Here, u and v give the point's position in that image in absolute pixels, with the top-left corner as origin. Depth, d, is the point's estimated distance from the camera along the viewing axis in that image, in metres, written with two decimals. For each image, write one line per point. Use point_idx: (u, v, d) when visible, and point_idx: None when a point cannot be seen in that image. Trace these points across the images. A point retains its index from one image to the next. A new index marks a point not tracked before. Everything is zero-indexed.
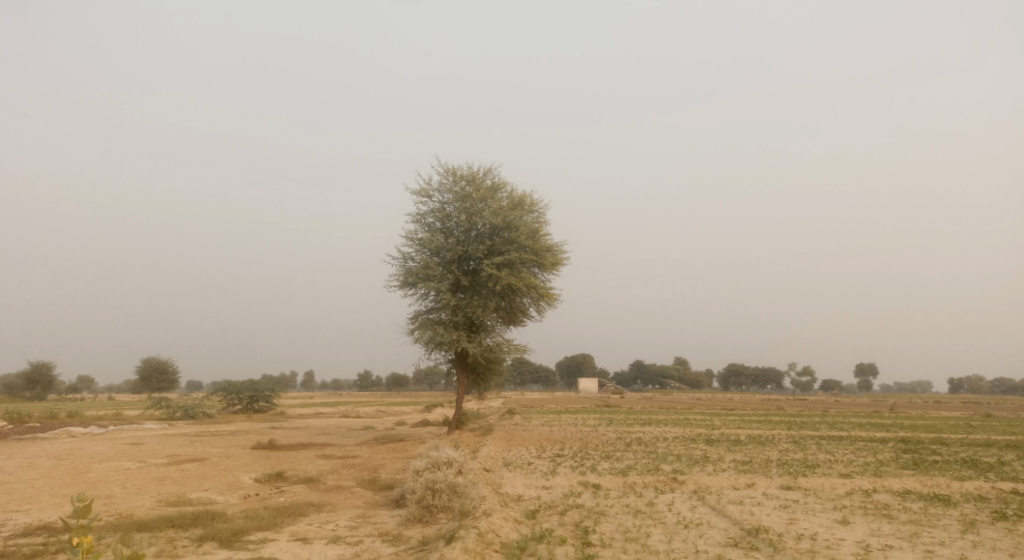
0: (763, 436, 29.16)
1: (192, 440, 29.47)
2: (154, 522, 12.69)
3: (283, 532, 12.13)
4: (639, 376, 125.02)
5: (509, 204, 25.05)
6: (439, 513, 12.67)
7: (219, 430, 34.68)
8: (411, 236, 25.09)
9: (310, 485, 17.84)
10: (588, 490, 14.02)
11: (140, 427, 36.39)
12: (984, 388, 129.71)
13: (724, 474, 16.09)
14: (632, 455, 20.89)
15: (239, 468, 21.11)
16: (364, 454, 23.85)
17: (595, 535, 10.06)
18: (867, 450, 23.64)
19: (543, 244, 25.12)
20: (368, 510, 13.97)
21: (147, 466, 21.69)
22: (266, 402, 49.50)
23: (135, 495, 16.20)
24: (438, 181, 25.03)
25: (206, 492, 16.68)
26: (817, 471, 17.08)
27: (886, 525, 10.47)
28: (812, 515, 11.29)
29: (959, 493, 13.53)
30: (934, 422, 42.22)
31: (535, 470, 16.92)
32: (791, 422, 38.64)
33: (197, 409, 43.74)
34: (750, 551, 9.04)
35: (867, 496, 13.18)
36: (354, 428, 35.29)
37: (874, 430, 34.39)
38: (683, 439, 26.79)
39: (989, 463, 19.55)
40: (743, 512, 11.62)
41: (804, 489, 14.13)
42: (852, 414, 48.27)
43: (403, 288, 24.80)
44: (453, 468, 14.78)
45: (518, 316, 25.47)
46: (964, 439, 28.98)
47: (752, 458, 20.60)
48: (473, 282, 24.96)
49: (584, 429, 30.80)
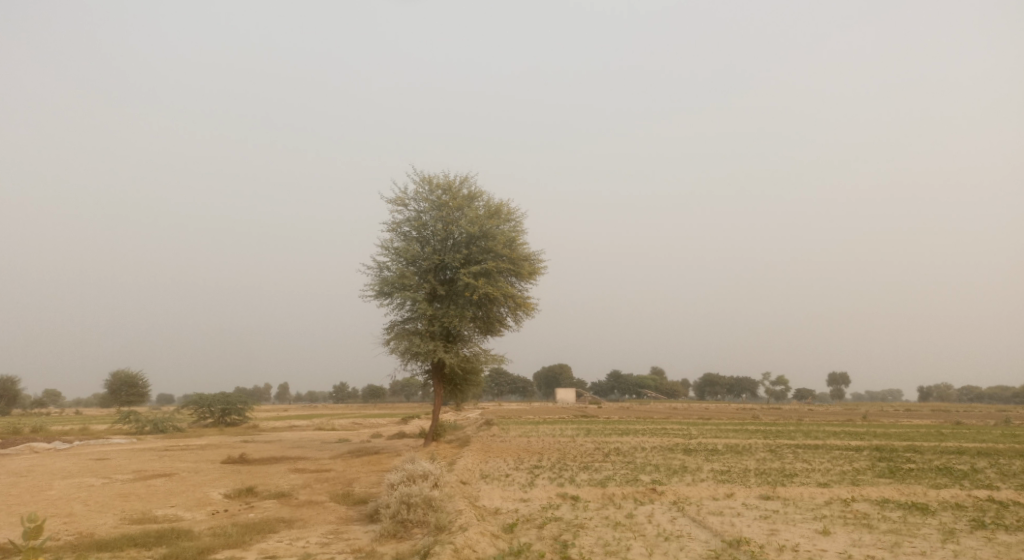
0: (740, 445, 29.25)
1: (160, 455, 28.65)
2: (115, 541, 12.16)
3: (251, 550, 11.68)
4: (616, 386, 125.29)
5: (486, 212, 24.87)
6: (414, 528, 12.34)
7: (189, 445, 33.82)
8: (387, 244, 24.77)
9: (281, 501, 17.35)
10: (567, 503, 13.78)
11: (107, 443, 35.35)
12: (953, 396, 132.28)
13: (703, 484, 15.97)
14: (611, 466, 20.73)
15: (208, 484, 20.50)
16: (338, 468, 23.35)
17: (574, 549, 9.80)
18: (844, 459, 23.75)
19: (520, 252, 24.95)
20: (341, 526, 13.58)
21: (111, 482, 20.97)
22: (239, 416, 48.44)
23: (97, 513, 15.58)
24: (414, 190, 24.77)
25: (173, 509, 16.11)
26: (796, 480, 17.06)
27: (867, 535, 10.36)
28: (793, 526, 11.17)
29: (936, 502, 13.56)
30: (906, 430, 42.80)
31: (512, 483, 16.65)
32: (767, 431, 38.85)
33: (167, 422, 42.70)
34: None
35: (846, 505, 13.13)
36: (328, 441, 34.67)
37: (849, 438, 34.74)
38: (661, 449, 26.71)
39: (963, 470, 19.73)
40: (724, 523, 11.47)
41: (783, 499, 14.05)
42: (827, 424, 48.73)
43: (378, 298, 24.44)
44: (429, 481, 14.46)
45: (495, 326, 25.22)
46: (936, 447, 29.36)
47: (731, 467, 20.55)
48: (450, 291, 24.69)
49: (562, 439, 30.59)
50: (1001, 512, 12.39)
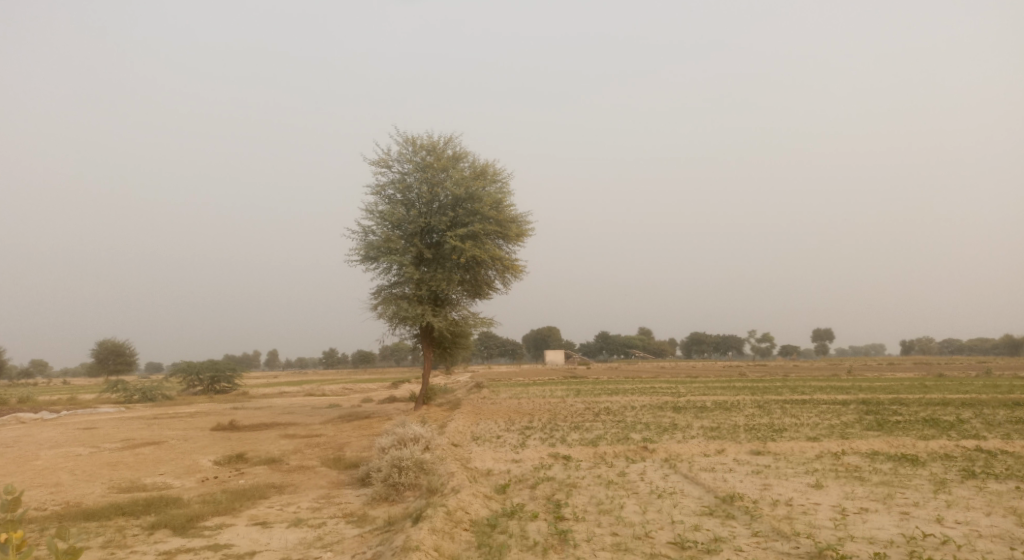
0: (728, 402, 29.52)
1: (149, 424, 28.42)
2: (103, 511, 11.96)
3: (241, 516, 11.52)
4: (604, 346, 126.26)
5: (472, 173, 24.39)
6: (406, 491, 12.25)
7: (178, 412, 33.61)
8: (371, 208, 24.28)
9: (271, 466, 17.23)
10: (559, 462, 13.75)
11: (94, 412, 35.09)
12: (933, 349, 134.77)
13: (694, 441, 16.01)
14: (601, 425, 20.81)
15: (197, 451, 20.33)
16: (328, 433, 23.27)
17: (568, 509, 9.72)
18: (831, 413, 23.98)
19: (507, 214, 24.58)
20: (332, 490, 13.49)
21: (99, 451, 20.75)
22: (228, 383, 48.17)
23: (85, 482, 15.38)
24: (397, 151, 24.18)
25: (162, 477, 15.94)
26: (785, 435, 17.13)
27: (860, 488, 10.39)
28: (786, 480, 11.16)
29: (925, 453, 13.66)
30: (890, 383, 43.59)
31: (504, 444, 16.64)
32: (754, 388, 39.28)
33: (156, 391, 42.42)
34: (727, 520, 8.77)
35: (836, 459, 13.18)
36: (319, 406, 34.53)
37: (834, 392, 35.18)
38: (651, 408, 26.89)
39: (949, 421, 19.98)
40: (716, 480, 11.46)
41: (774, 454, 14.09)
42: (812, 378, 49.42)
43: (365, 263, 24.05)
44: (420, 444, 14.41)
45: (483, 289, 25.01)
46: (920, 399, 29.85)
47: (720, 424, 20.69)
48: (437, 255, 24.33)
49: (552, 400, 30.69)
50: (989, 461, 12.48)
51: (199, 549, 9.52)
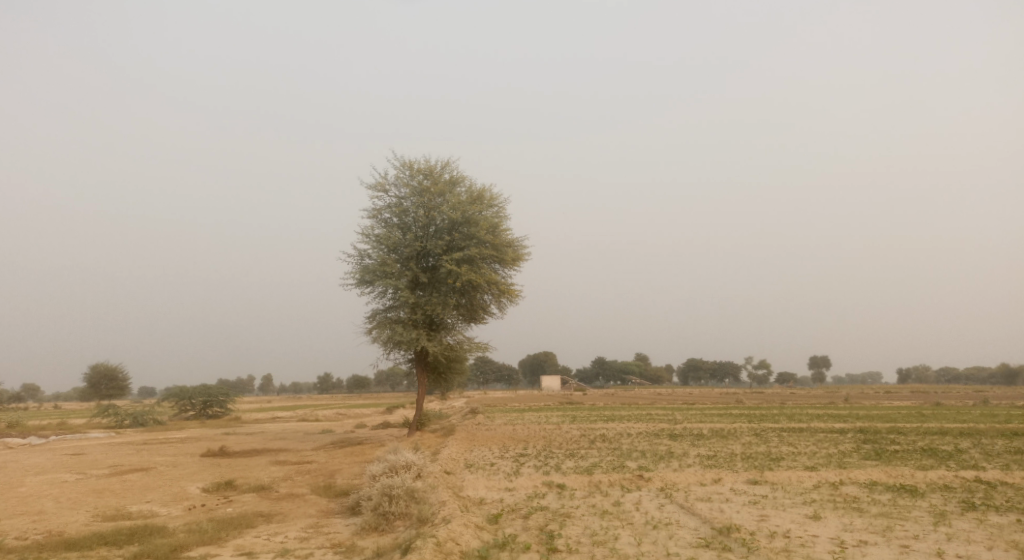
0: (725, 429, 29.26)
1: (138, 449, 27.99)
2: (85, 540, 11.68)
3: (227, 546, 11.25)
4: (600, 372, 125.63)
5: (469, 198, 24.42)
6: (397, 520, 12.00)
7: (169, 438, 33.13)
8: (367, 232, 24.25)
9: (261, 494, 16.91)
10: (552, 491, 13.51)
11: (84, 437, 34.59)
12: (930, 377, 134.41)
13: (690, 470, 15.79)
14: (597, 452, 20.56)
15: (186, 478, 20.00)
16: (320, 459, 22.93)
17: (561, 540, 9.50)
18: (828, 441, 23.73)
19: (503, 239, 24.56)
20: (322, 519, 13.22)
21: (86, 478, 20.38)
22: (221, 408, 47.62)
23: (69, 510, 15.06)
24: (394, 175, 24.23)
25: (148, 504, 15.64)
26: (783, 464, 16.91)
27: (858, 519, 10.20)
28: (783, 511, 10.96)
29: (924, 483, 13.47)
30: (888, 412, 43.33)
31: (497, 471, 16.40)
32: (751, 415, 38.98)
33: (147, 416, 41.94)
34: (723, 552, 8.58)
35: (835, 489, 12.98)
36: (311, 432, 34.13)
37: (832, 420, 34.90)
38: (647, 435, 26.63)
39: (947, 451, 19.78)
40: (713, 510, 11.25)
41: (772, 483, 13.88)
42: (809, 406, 49.11)
43: (360, 287, 23.95)
44: (412, 472, 14.17)
45: (479, 314, 24.88)
46: (918, 428, 29.64)
47: (717, 452, 20.46)
48: (433, 279, 24.25)
49: (548, 427, 30.38)
50: (989, 492, 12.31)
51: None
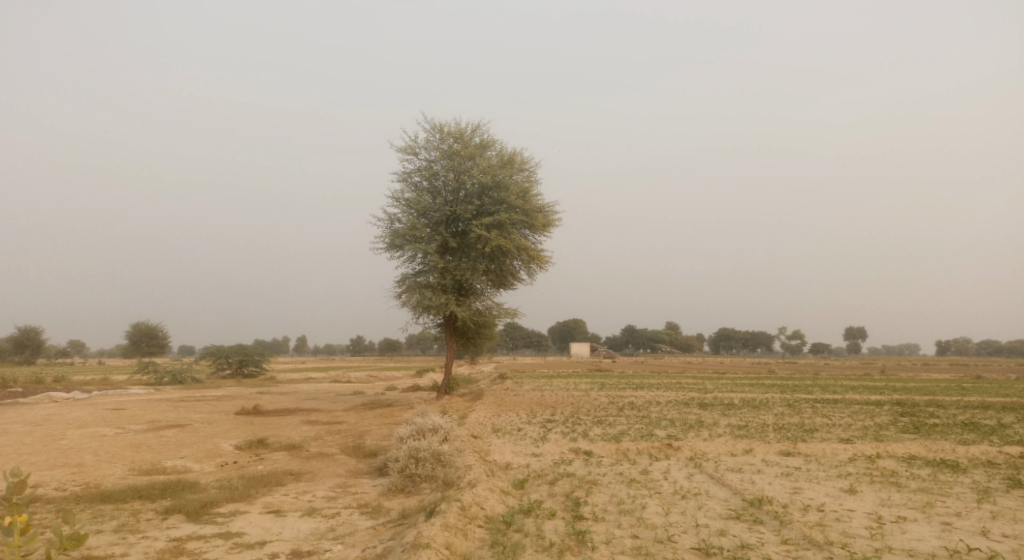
0: (757, 399, 28.86)
1: (176, 406, 28.69)
2: (120, 493, 11.92)
3: (256, 503, 11.38)
4: (631, 340, 125.27)
5: (499, 161, 24.01)
6: (423, 483, 12.01)
7: (205, 395, 33.99)
8: (397, 195, 24.06)
9: (291, 452, 17.15)
10: (580, 458, 13.37)
11: (125, 393, 35.68)
12: (970, 349, 130.83)
13: (721, 440, 15.50)
14: (625, 420, 20.39)
15: (219, 435, 20.42)
16: (350, 420, 23.19)
17: (587, 508, 9.34)
18: (864, 413, 23.13)
19: (534, 204, 24.17)
20: (349, 479, 13.32)
21: (124, 432, 20.95)
22: (256, 367, 48.67)
23: (107, 463, 15.45)
24: (424, 138, 23.90)
25: (182, 460, 15.97)
26: (816, 436, 16.50)
27: (897, 494, 9.83)
28: (818, 484, 10.63)
29: (966, 459, 12.97)
30: (926, 384, 42.37)
31: (525, 437, 16.33)
32: (783, 385, 38.41)
33: (186, 373, 43.07)
34: (754, 524, 8.31)
35: (872, 463, 12.59)
36: (343, 393, 34.68)
37: (867, 392, 34.14)
38: (676, 403, 26.37)
39: (990, 426, 19.11)
40: (744, 481, 10.98)
41: (805, 455, 13.56)
42: (844, 377, 48.17)
43: (390, 251, 23.86)
44: (439, 435, 14.16)
45: (508, 280, 24.69)
46: (957, 401, 28.89)
47: (748, 422, 20.08)
48: (462, 244, 24.04)
49: (576, 393, 30.32)
50: None
51: (210, 537, 9.34)
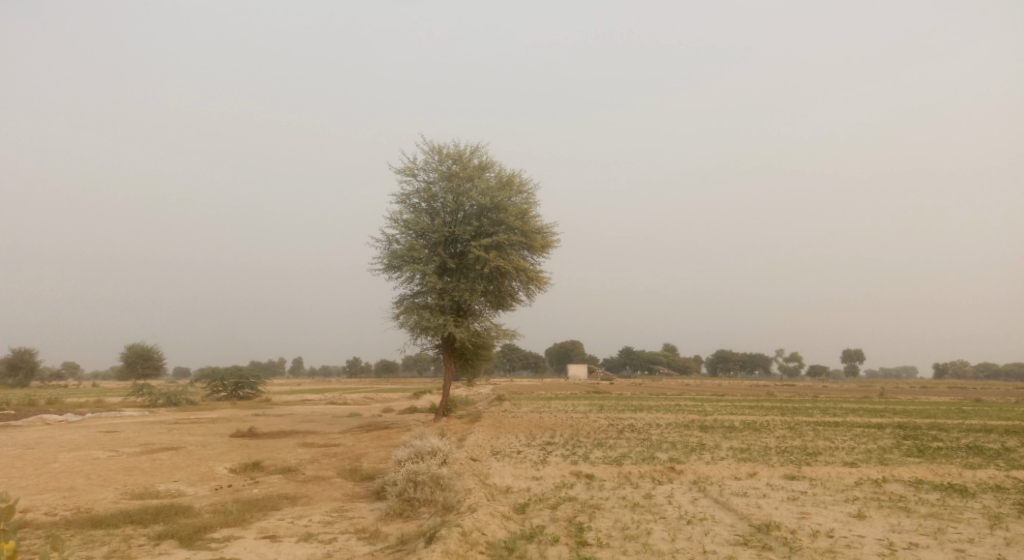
0: (757, 422, 28.57)
1: (170, 429, 28.33)
2: (111, 518, 11.65)
3: (251, 528, 11.11)
4: (628, 362, 124.81)
5: (498, 182, 24.01)
6: (421, 507, 11.75)
7: (200, 418, 33.57)
8: (396, 216, 24.02)
9: (287, 476, 16.85)
10: (581, 482, 13.14)
11: (119, 415, 35.27)
12: (968, 372, 130.65)
13: (724, 463, 15.28)
14: (626, 442, 20.14)
15: (214, 458, 20.12)
16: (346, 443, 22.87)
17: (591, 533, 9.12)
18: (866, 436, 22.90)
19: (533, 225, 24.12)
20: (346, 503, 13.05)
21: (117, 455, 20.61)
22: (252, 389, 48.27)
23: (99, 487, 15.15)
24: (423, 160, 23.92)
25: (175, 484, 15.68)
26: (821, 460, 16.26)
27: (907, 520, 9.62)
28: (825, 509, 10.43)
29: (974, 483, 12.76)
30: (927, 407, 42.14)
31: (525, 460, 16.09)
32: (783, 408, 38.14)
33: (181, 395, 42.65)
34: (763, 551, 8.11)
35: (878, 487, 12.39)
36: (340, 415, 34.34)
37: (867, 415, 33.88)
38: (676, 426, 26.11)
39: (995, 449, 18.90)
40: (750, 506, 10.77)
41: (810, 479, 13.34)
42: (843, 400, 47.96)
43: (388, 272, 23.75)
44: (438, 458, 13.93)
45: (507, 301, 24.56)
46: (960, 424, 28.62)
47: (750, 445, 19.87)
48: (461, 265, 23.94)
49: (575, 415, 30.04)
50: None
51: None
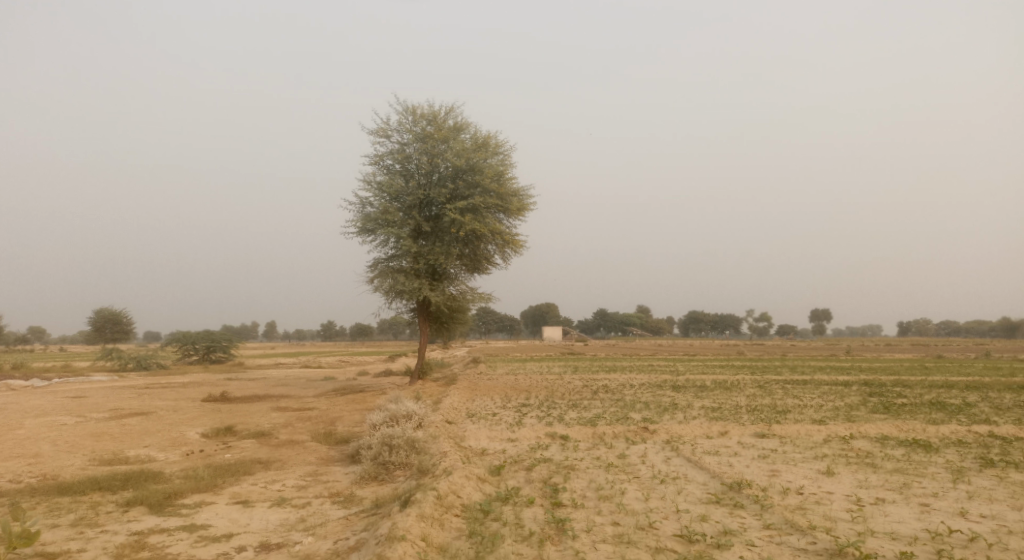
0: (728, 381, 29.10)
1: (140, 393, 27.88)
2: (79, 485, 11.42)
3: (223, 494, 10.97)
4: (602, 324, 126.23)
5: (473, 144, 23.56)
6: (397, 470, 11.71)
7: (171, 382, 33.16)
8: (369, 179, 23.50)
9: (260, 440, 16.69)
10: (556, 443, 13.22)
11: (88, 379, 34.68)
12: (930, 330, 134.61)
13: (696, 422, 15.49)
14: (600, 403, 20.35)
15: (185, 423, 19.85)
16: (321, 406, 22.76)
17: (566, 494, 9.15)
18: (833, 394, 23.42)
19: (509, 187, 23.80)
20: (321, 467, 12.97)
21: (86, 421, 20.26)
22: (224, 353, 47.75)
23: (66, 454, 14.85)
24: (396, 120, 23.31)
25: (146, 450, 15.44)
26: (790, 417, 16.57)
27: (874, 475, 9.84)
28: (795, 466, 10.62)
29: (938, 438, 13.10)
30: (891, 364, 43.31)
31: (500, 421, 16.13)
32: (753, 367, 38.95)
33: (151, 359, 42.06)
34: (735, 509, 8.20)
35: (846, 443, 12.65)
36: (314, 378, 34.17)
37: (835, 373, 34.72)
38: (649, 386, 26.46)
39: (957, 404, 19.45)
40: (722, 464, 10.92)
41: (780, 437, 13.58)
42: (812, 358, 49.07)
43: (362, 235, 23.32)
44: (413, 421, 13.87)
45: (483, 264, 24.36)
46: (923, 381, 29.45)
47: (722, 404, 20.20)
48: (436, 229, 23.60)
49: (550, 377, 30.26)
50: (1007, 448, 11.89)
51: (173, 530, 8.92)
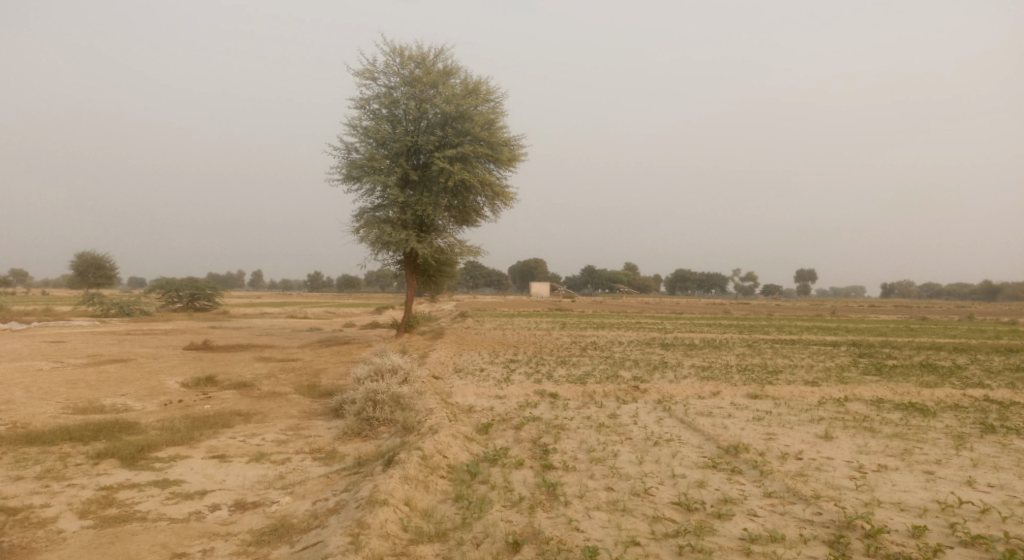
0: (717, 339, 28.95)
1: (120, 340, 27.28)
2: (49, 434, 10.94)
3: (199, 447, 10.53)
4: (590, 280, 126.54)
5: (463, 90, 22.60)
6: (381, 426, 11.32)
7: (153, 329, 32.54)
8: (354, 123, 22.57)
9: (241, 391, 16.26)
10: (545, 401, 12.84)
11: (68, 324, 33.95)
12: (913, 292, 136.24)
13: (687, 381, 15.20)
14: (589, 360, 20.09)
15: (165, 372, 19.36)
16: (305, 358, 22.34)
17: (556, 456, 8.78)
18: (824, 354, 23.31)
19: (499, 137, 22.96)
20: (302, 421, 12.57)
21: (62, 367, 19.71)
22: (208, 301, 46.99)
23: (40, 400, 14.35)
24: (383, 62, 22.27)
25: (123, 399, 14.92)
26: (781, 378, 16.37)
27: (873, 441, 9.55)
28: (792, 430, 10.30)
29: (934, 402, 12.88)
30: (877, 325, 43.56)
31: (487, 378, 15.77)
32: (741, 326, 38.98)
33: (134, 306, 41.34)
34: (734, 475, 7.87)
35: (841, 406, 12.39)
36: (299, 329, 33.60)
37: (822, 333, 34.76)
38: (638, 344, 26.25)
39: (947, 367, 19.37)
40: (716, 426, 10.59)
41: (773, 398, 13.32)
42: (799, 318, 49.39)
43: (347, 183, 22.51)
44: (398, 376, 13.44)
45: (471, 217, 23.75)
46: (911, 343, 29.48)
47: (712, 363, 19.98)
48: (423, 178, 22.81)
49: (538, 332, 30.01)
50: (1003, 413, 11.67)
51: (144, 485, 8.49)
